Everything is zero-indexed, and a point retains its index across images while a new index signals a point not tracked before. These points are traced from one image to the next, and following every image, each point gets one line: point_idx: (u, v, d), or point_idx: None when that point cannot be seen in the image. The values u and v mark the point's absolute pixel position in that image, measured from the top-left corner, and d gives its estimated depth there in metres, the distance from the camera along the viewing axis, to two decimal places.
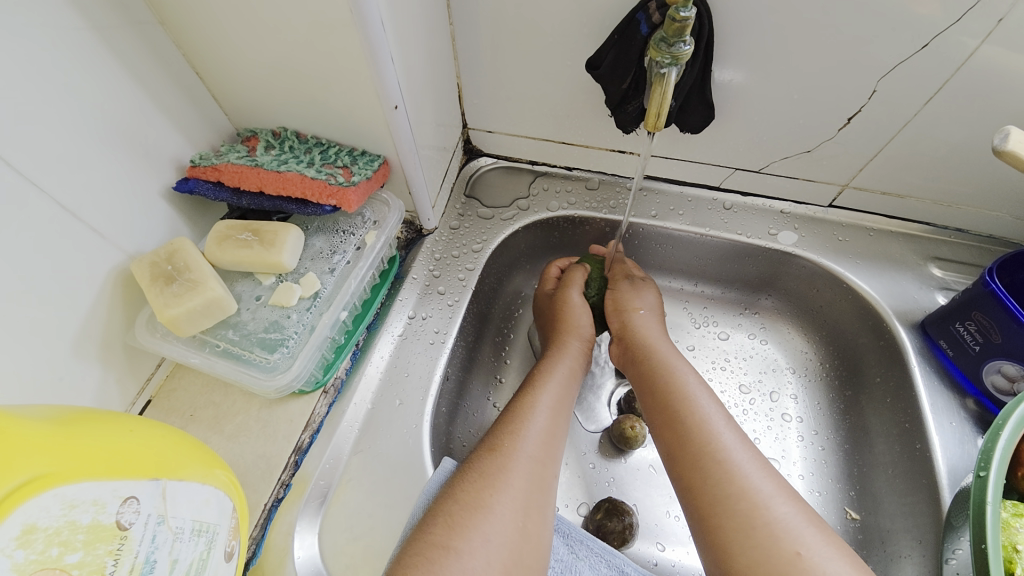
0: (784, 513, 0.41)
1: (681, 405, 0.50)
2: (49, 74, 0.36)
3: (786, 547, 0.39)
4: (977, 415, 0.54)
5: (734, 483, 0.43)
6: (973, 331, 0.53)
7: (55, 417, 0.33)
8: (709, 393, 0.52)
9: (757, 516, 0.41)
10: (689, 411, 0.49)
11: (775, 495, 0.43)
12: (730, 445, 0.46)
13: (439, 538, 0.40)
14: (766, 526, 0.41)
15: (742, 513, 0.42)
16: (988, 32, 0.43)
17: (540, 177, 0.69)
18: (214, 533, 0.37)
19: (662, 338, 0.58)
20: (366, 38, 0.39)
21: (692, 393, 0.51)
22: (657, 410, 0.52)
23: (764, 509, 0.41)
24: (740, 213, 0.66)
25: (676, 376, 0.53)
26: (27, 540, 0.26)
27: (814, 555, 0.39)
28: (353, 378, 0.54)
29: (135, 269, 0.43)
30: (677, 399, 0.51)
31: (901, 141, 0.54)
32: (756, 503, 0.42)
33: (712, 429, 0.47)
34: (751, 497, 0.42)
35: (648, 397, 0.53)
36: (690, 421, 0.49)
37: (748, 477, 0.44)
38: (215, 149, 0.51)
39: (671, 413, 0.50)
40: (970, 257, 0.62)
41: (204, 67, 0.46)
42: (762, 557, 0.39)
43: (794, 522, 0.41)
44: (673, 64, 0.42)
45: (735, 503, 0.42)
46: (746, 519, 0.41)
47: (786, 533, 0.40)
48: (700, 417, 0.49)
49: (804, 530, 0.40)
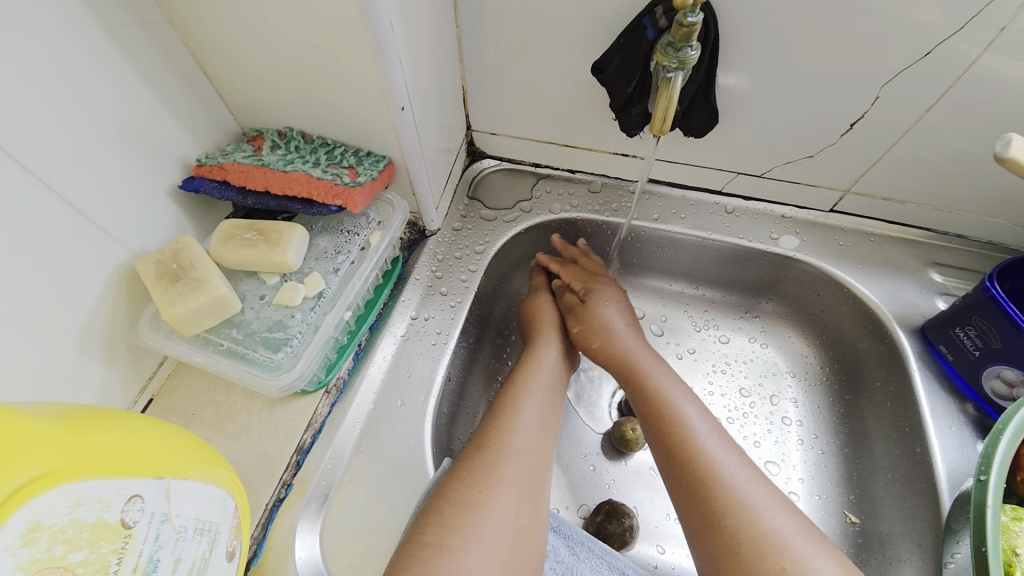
0: (774, 526, 0.41)
1: (669, 414, 0.50)
2: (60, 72, 0.36)
3: (775, 562, 0.40)
4: (977, 420, 0.54)
5: (723, 496, 0.43)
6: (973, 336, 0.53)
7: (60, 414, 0.33)
8: (694, 402, 0.51)
9: (746, 530, 0.41)
10: (678, 421, 0.49)
11: (767, 506, 0.43)
12: (717, 457, 0.46)
13: (431, 538, 0.40)
14: (755, 540, 0.41)
15: (731, 528, 0.42)
16: (990, 41, 0.43)
17: (543, 179, 0.69)
18: (217, 533, 0.37)
19: (644, 348, 0.57)
20: (375, 40, 0.40)
21: (678, 403, 0.51)
22: (647, 419, 0.52)
23: (753, 523, 0.41)
24: (742, 217, 0.66)
25: (663, 386, 0.53)
26: (32, 538, 0.25)
27: (801, 568, 0.39)
28: (356, 378, 0.54)
29: (140, 267, 0.43)
30: (666, 408, 0.51)
31: (904, 147, 0.54)
32: (744, 517, 0.42)
33: (699, 442, 0.47)
34: (741, 510, 0.42)
35: (638, 405, 0.53)
36: (679, 432, 0.49)
37: (738, 489, 0.44)
38: (221, 149, 0.51)
39: (660, 422, 0.50)
40: (970, 264, 0.62)
41: (212, 67, 0.46)
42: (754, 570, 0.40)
43: (784, 534, 0.41)
44: (680, 69, 0.42)
45: (725, 516, 0.43)
46: (736, 532, 0.42)
47: (775, 547, 0.40)
48: (688, 428, 0.49)
49: (793, 544, 0.40)
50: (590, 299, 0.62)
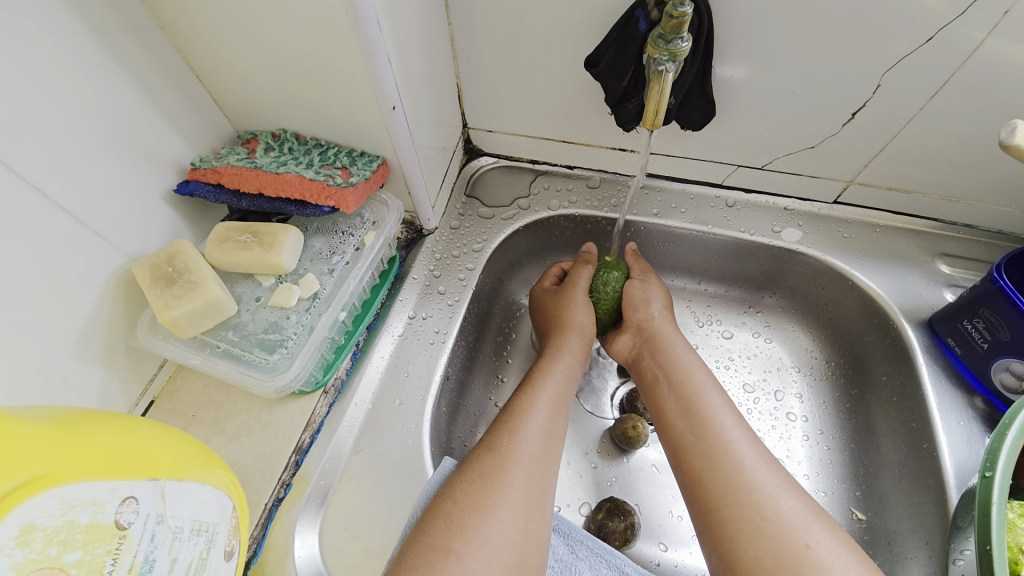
0: (791, 507, 0.41)
1: (692, 398, 0.49)
2: (52, 79, 0.36)
3: (795, 540, 0.39)
4: (986, 413, 0.53)
5: (743, 476, 0.43)
6: (980, 329, 0.52)
7: (54, 418, 0.33)
8: (717, 386, 0.51)
9: (767, 509, 0.41)
10: (697, 405, 0.49)
11: (782, 489, 0.42)
12: (738, 438, 0.46)
13: (437, 540, 0.40)
14: (776, 520, 0.40)
15: (750, 508, 0.41)
16: (994, 24, 0.42)
17: (541, 176, 0.69)
18: (214, 533, 0.37)
19: (676, 333, 0.57)
20: (363, 39, 0.40)
21: (700, 384, 0.51)
22: (667, 402, 0.51)
23: (772, 503, 0.41)
24: (743, 210, 0.65)
25: (687, 368, 0.52)
26: (26, 539, 0.26)
27: (822, 547, 0.39)
28: (353, 378, 0.54)
29: (136, 270, 0.44)
30: (686, 394, 0.50)
31: (907, 135, 0.53)
32: (763, 496, 0.42)
33: (722, 422, 0.47)
34: (759, 491, 0.42)
35: (657, 390, 0.53)
36: (699, 415, 0.48)
37: (755, 470, 0.43)
38: (216, 151, 0.52)
39: (681, 406, 0.49)
40: (978, 253, 0.61)
41: (204, 71, 0.47)
42: (773, 550, 0.39)
43: (802, 516, 0.41)
44: (671, 61, 0.42)
45: (745, 495, 0.42)
46: (756, 511, 0.41)
47: (794, 526, 0.40)
48: (707, 410, 0.48)
49: (811, 524, 0.40)
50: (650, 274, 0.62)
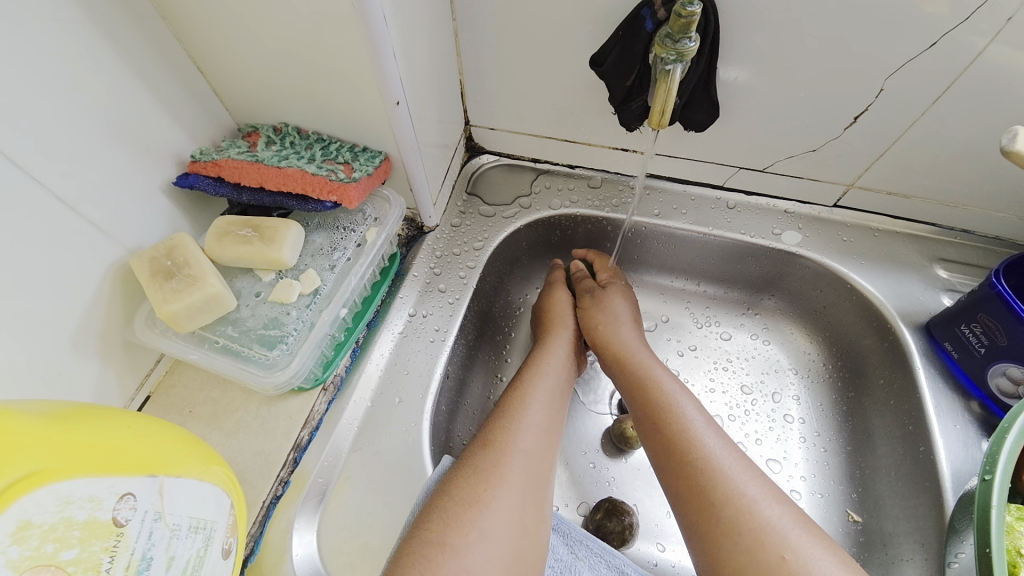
0: (770, 516, 0.41)
1: (667, 409, 0.49)
2: (51, 67, 0.36)
3: (772, 552, 0.39)
4: (982, 418, 0.54)
5: (720, 488, 0.43)
6: (978, 333, 0.52)
7: (52, 412, 0.33)
8: (691, 397, 0.51)
9: (743, 520, 0.41)
10: (673, 415, 0.49)
11: (762, 498, 0.42)
12: (714, 449, 0.46)
13: (435, 535, 0.40)
14: (752, 532, 0.40)
15: (728, 519, 0.41)
16: (997, 31, 0.42)
17: (542, 175, 0.68)
18: (212, 530, 0.37)
19: (640, 345, 0.57)
20: (369, 34, 0.39)
21: (676, 396, 0.51)
22: (643, 412, 0.51)
23: (750, 514, 0.41)
24: (744, 212, 0.65)
25: (661, 379, 0.53)
26: (22, 536, 0.25)
27: (800, 558, 0.38)
28: (353, 375, 0.54)
29: (134, 264, 0.43)
30: (662, 405, 0.50)
31: (908, 141, 0.53)
32: (741, 508, 0.41)
33: (696, 434, 0.47)
34: (737, 502, 0.42)
35: (633, 400, 0.53)
36: (675, 426, 0.48)
37: (733, 480, 0.43)
38: (216, 144, 0.51)
39: (657, 417, 0.50)
40: (976, 259, 0.61)
41: (206, 63, 0.46)
42: (752, 562, 0.39)
43: (780, 525, 0.40)
44: (679, 61, 0.42)
45: (720, 508, 0.42)
46: (733, 524, 0.41)
47: (772, 537, 0.40)
48: (684, 420, 0.48)
49: (791, 534, 0.40)
50: (607, 288, 0.62)
